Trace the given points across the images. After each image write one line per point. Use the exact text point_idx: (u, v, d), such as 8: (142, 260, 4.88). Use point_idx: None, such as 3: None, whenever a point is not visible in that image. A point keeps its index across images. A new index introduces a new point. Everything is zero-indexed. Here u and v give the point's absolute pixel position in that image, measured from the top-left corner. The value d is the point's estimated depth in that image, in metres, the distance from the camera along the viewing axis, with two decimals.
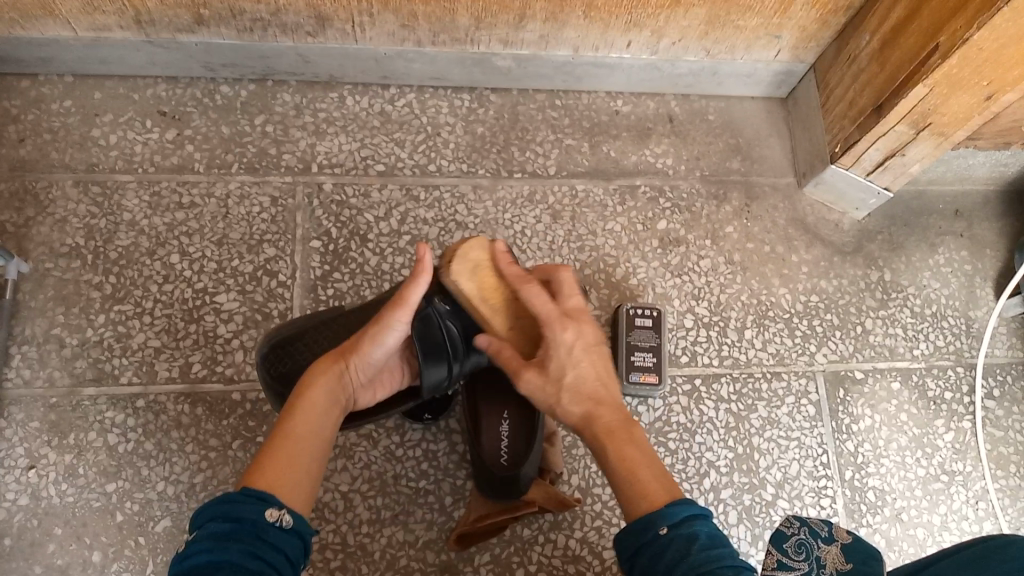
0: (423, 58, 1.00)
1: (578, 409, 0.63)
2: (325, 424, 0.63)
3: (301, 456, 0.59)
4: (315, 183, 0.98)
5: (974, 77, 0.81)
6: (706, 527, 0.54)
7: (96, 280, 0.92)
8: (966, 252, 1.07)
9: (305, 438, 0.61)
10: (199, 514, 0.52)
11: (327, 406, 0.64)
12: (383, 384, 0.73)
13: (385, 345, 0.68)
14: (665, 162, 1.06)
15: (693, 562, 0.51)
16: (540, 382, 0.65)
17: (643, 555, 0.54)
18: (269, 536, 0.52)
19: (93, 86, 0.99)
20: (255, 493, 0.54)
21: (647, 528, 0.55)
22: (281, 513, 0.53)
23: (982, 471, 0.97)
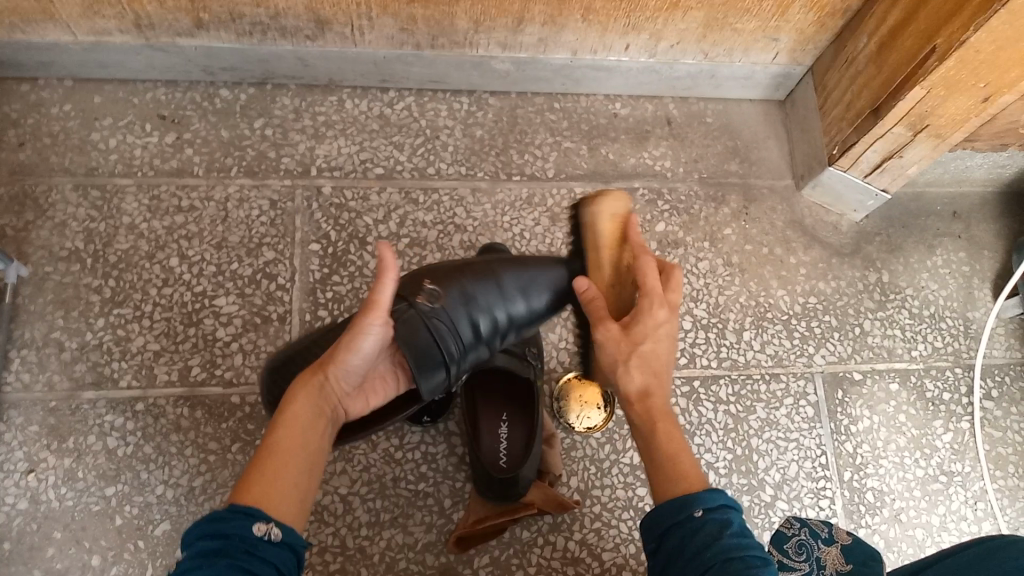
0: (422, 61, 1.00)
1: (640, 379, 0.62)
2: (311, 438, 0.62)
3: (282, 471, 0.58)
4: (314, 187, 0.99)
5: (971, 79, 0.81)
6: (739, 519, 0.54)
7: (96, 284, 0.92)
8: (963, 254, 1.08)
9: (288, 453, 0.60)
10: (188, 531, 0.53)
11: (309, 420, 0.62)
12: (375, 390, 0.70)
13: (362, 351, 0.65)
14: (664, 164, 1.07)
15: (725, 546, 0.51)
16: (614, 339, 0.64)
17: (674, 533, 0.54)
18: (258, 551, 0.52)
19: (93, 90, 1.00)
20: (242, 508, 0.54)
21: (681, 510, 0.54)
22: (269, 528, 0.53)
23: (981, 471, 0.97)
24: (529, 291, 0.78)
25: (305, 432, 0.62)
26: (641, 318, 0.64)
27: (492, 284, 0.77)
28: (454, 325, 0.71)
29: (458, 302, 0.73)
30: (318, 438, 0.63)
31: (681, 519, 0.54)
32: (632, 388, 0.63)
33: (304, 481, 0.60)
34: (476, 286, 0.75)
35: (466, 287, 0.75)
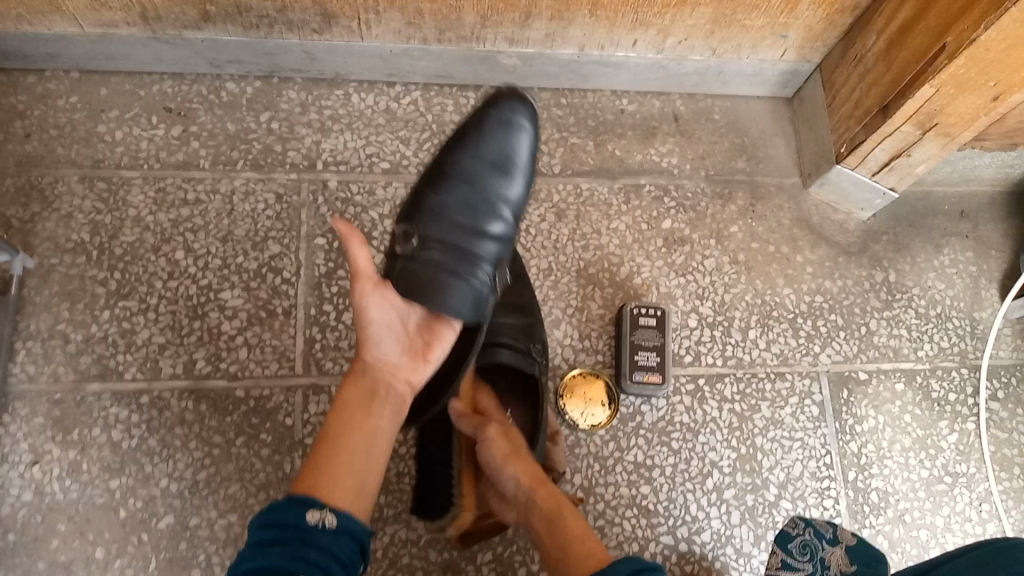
0: (429, 55, 1.00)
1: (529, 471, 0.75)
2: (361, 419, 0.66)
3: (337, 458, 0.64)
4: (320, 181, 0.99)
5: (980, 78, 0.81)
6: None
7: (101, 276, 0.92)
8: (971, 254, 1.07)
9: (342, 438, 0.65)
10: (254, 521, 0.60)
11: (362, 404, 0.67)
12: (427, 347, 0.72)
13: (373, 320, 0.69)
14: (671, 161, 1.06)
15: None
16: (498, 442, 0.77)
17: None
18: (312, 537, 0.58)
19: (99, 82, 1.00)
20: (297, 498, 0.60)
21: None
22: (322, 515, 0.59)
23: (985, 472, 0.97)
24: (484, 170, 0.83)
25: (359, 414, 0.66)
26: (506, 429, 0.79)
27: (451, 187, 0.82)
28: (445, 243, 0.78)
29: (426, 223, 0.80)
30: (372, 414, 0.67)
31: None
32: (528, 479, 0.74)
33: (362, 459, 0.65)
34: (436, 200, 0.81)
35: (427, 206, 0.81)
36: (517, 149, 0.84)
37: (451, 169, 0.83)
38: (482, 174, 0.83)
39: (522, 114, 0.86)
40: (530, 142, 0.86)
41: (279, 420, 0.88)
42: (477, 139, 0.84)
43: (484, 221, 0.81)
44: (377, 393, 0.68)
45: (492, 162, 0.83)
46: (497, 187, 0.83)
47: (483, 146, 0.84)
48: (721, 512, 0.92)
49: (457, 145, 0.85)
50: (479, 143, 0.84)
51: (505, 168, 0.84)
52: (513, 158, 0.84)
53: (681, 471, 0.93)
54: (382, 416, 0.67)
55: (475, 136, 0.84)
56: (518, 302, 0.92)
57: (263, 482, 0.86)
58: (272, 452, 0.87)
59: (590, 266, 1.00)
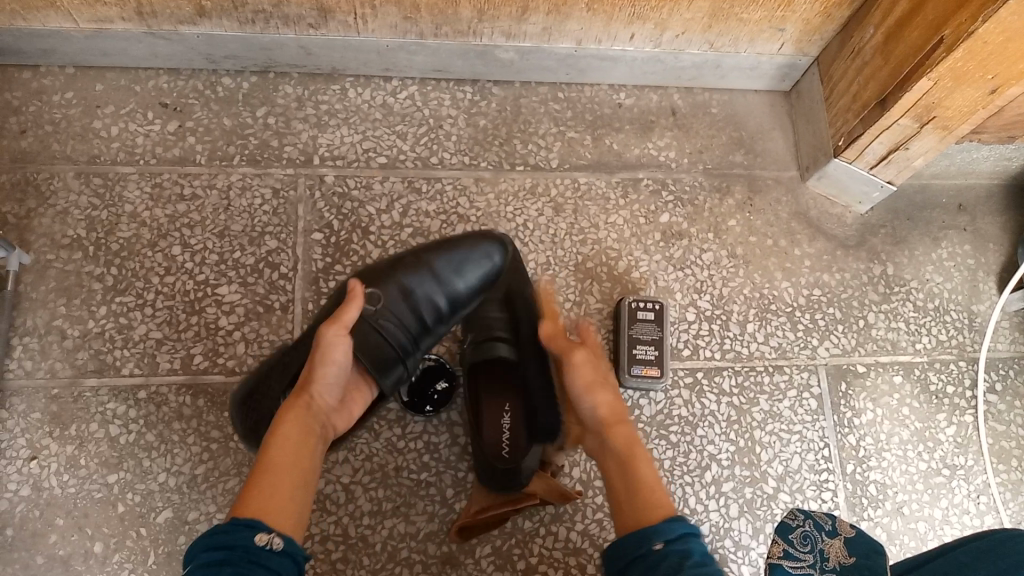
0: (426, 50, 0.99)
1: (609, 403, 0.74)
2: (303, 454, 0.65)
3: (284, 488, 0.62)
4: (317, 176, 0.98)
5: (978, 70, 0.80)
6: (700, 547, 0.59)
7: (98, 272, 0.92)
8: (969, 246, 1.07)
9: (284, 466, 0.63)
10: (193, 547, 0.57)
11: (302, 438, 0.66)
12: (354, 402, 0.75)
13: (336, 366, 0.70)
14: (668, 155, 1.06)
15: (685, 570, 0.56)
16: (586, 369, 0.76)
17: (637, 566, 0.60)
18: (259, 558, 0.56)
19: (94, 78, 0.99)
20: (244, 520, 0.58)
21: (643, 543, 0.60)
22: (270, 537, 0.58)
23: (984, 465, 0.97)
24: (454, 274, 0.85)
25: (301, 448, 0.65)
26: (603, 364, 0.79)
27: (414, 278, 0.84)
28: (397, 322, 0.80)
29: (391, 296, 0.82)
30: (311, 451, 0.66)
31: (642, 554, 0.60)
32: (604, 410, 0.73)
33: (302, 491, 0.63)
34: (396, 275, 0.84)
35: (386, 276, 0.84)
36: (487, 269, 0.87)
37: (418, 256, 0.86)
38: (442, 271, 0.85)
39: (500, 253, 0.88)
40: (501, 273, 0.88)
41: None
42: (451, 246, 0.87)
43: (431, 306, 0.83)
44: (316, 431, 0.68)
45: (455, 268, 0.86)
46: (457, 290, 0.85)
47: (455, 256, 0.86)
48: (719, 505, 0.92)
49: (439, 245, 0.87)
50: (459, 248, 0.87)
51: (464, 274, 0.86)
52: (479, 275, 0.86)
53: (679, 464, 0.93)
54: (317, 456, 0.67)
55: (456, 248, 0.87)
56: None
57: None
58: None
59: (588, 260, 1.00)
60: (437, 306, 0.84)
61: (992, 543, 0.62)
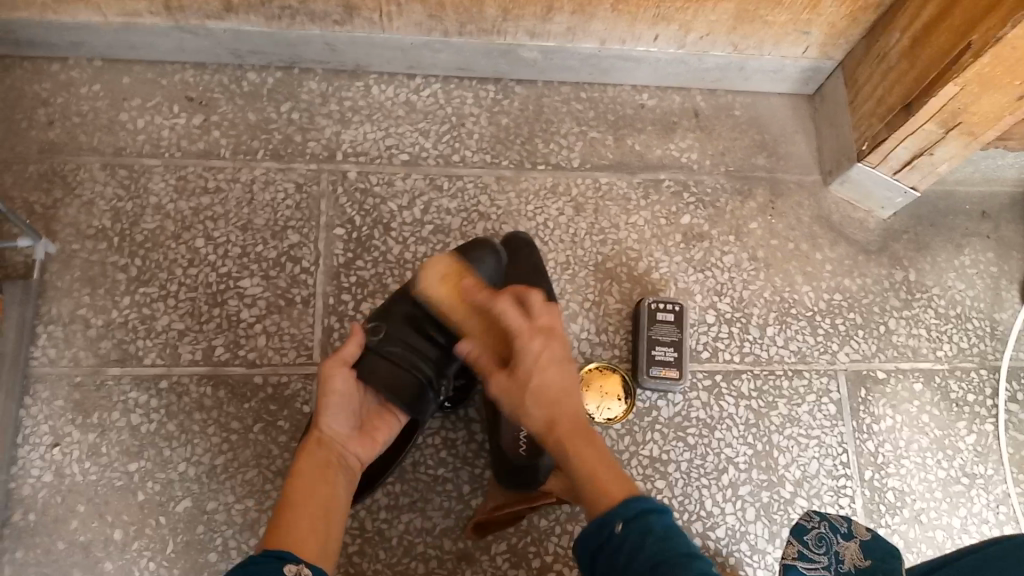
0: (450, 48, 1.00)
1: (542, 415, 0.68)
2: (321, 485, 0.68)
3: (304, 519, 0.64)
4: (339, 171, 0.99)
5: (1007, 76, 0.80)
6: (662, 520, 0.60)
7: (122, 262, 0.93)
8: (992, 254, 1.06)
9: (307, 495, 0.66)
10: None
11: (318, 471, 0.69)
12: (376, 431, 0.77)
13: (338, 399, 0.74)
14: (690, 156, 1.06)
15: (650, 549, 0.58)
16: (508, 390, 0.70)
17: (605, 551, 0.61)
18: None
19: (122, 71, 1.00)
20: (275, 553, 0.58)
21: (605, 528, 0.62)
22: (299, 567, 0.57)
23: (1004, 474, 0.96)
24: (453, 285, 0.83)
25: (323, 479, 0.68)
26: (523, 359, 0.70)
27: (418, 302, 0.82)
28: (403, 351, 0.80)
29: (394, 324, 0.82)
30: (331, 481, 0.69)
31: (606, 537, 0.61)
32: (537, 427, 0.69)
33: (323, 520, 0.65)
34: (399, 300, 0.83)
35: (391, 306, 0.83)
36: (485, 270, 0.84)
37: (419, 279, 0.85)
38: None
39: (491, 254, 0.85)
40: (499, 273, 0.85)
41: (297, 408, 0.89)
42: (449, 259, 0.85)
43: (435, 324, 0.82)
44: (332, 463, 0.71)
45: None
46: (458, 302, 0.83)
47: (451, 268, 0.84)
48: (736, 509, 0.92)
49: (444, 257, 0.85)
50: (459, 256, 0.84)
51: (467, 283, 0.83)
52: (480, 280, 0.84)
53: (696, 467, 0.93)
54: (339, 486, 0.70)
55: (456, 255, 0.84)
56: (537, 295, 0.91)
57: (280, 468, 0.87)
58: (289, 439, 0.88)
59: (608, 260, 1.00)
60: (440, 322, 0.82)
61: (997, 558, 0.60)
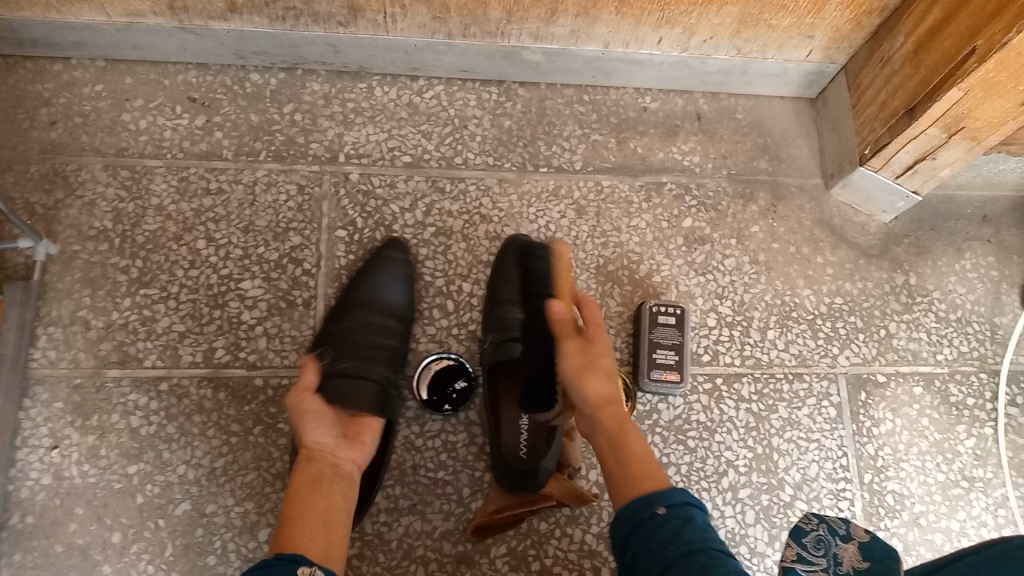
0: (453, 50, 1.00)
1: (606, 391, 0.68)
2: (316, 499, 0.67)
3: (301, 535, 0.64)
4: (341, 173, 0.99)
5: (1010, 81, 0.80)
6: (700, 515, 0.60)
7: (123, 264, 0.93)
8: (993, 258, 1.06)
9: (301, 511, 0.66)
10: None
11: (311, 485, 0.68)
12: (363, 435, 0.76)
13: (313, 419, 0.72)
14: (692, 159, 1.06)
15: (689, 538, 0.57)
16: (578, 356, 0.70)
17: (639, 532, 0.60)
18: None
19: (125, 71, 1.00)
20: (286, 556, 0.61)
21: (645, 509, 0.60)
22: (312, 570, 0.60)
23: (1002, 478, 0.96)
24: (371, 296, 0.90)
25: (316, 493, 0.68)
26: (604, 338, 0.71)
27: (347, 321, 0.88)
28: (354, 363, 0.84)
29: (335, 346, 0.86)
30: (326, 491, 0.68)
31: (643, 519, 0.60)
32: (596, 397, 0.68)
33: (321, 530, 0.65)
34: (330, 325, 0.89)
35: (324, 332, 0.89)
36: (390, 277, 0.92)
37: (338, 301, 0.91)
38: (362, 297, 0.90)
39: (395, 250, 0.94)
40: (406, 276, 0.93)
41: None
42: (359, 275, 0.92)
43: (379, 330, 0.88)
44: (325, 474, 0.70)
45: (370, 288, 0.91)
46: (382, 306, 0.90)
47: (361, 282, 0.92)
48: (736, 512, 0.92)
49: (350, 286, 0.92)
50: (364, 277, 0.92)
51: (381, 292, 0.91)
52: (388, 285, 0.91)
53: (696, 470, 0.93)
54: (335, 495, 0.69)
55: (360, 279, 0.92)
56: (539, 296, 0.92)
57: (280, 471, 0.87)
58: (289, 442, 0.88)
59: (610, 264, 1.00)
60: (382, 326, 0.89)
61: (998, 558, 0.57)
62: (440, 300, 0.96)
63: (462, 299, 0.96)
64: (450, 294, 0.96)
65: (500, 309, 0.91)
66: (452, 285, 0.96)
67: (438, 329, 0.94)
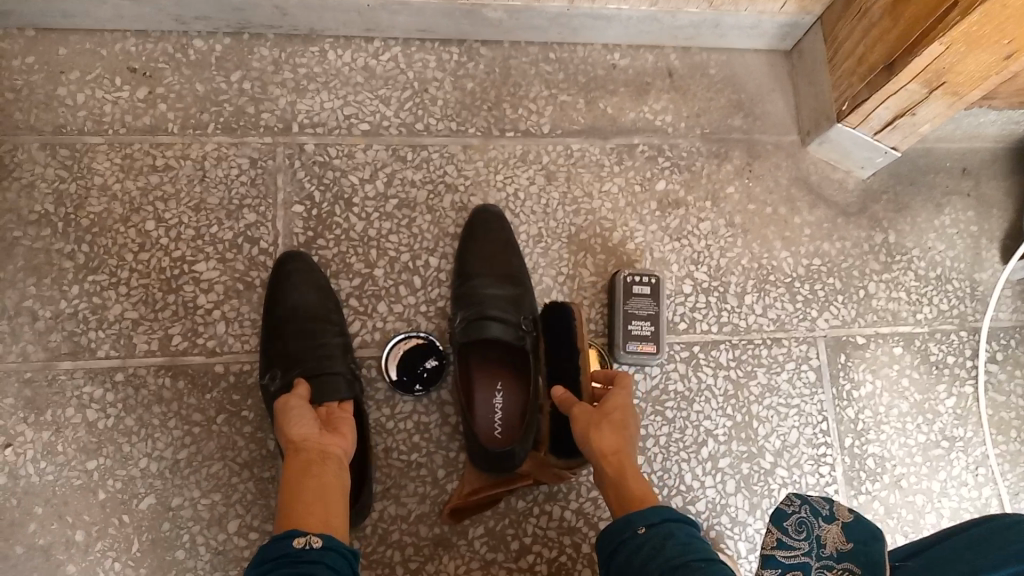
0: (409, 10, 0.94)
1: (609, 439, 0.70)
2: (310, 480, 0.66)
3: (299, 514, 0.63)
4: (296, 144, 0.94)
5: (995, 34, 0.76)
6: (683, 531, 0.61)
7: (68, 249, 0.88)
8: (972, 212, 1.04)
9: (298, 493, 0.64)
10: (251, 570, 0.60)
11: (304, 469, 0.67)
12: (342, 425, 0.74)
13: (295, 421, 0.72)
14: (664, 119, 1.02)
15: (668, 553, 0.59)
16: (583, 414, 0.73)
17: (621, 551, 0.62)
18: (303, 558, 0.59)
19: (57, 41, 0.93)
20: (284, 535, 0.61)
21: (626, 530, 0.62)
22: (308, 538, 0.60)
23: (983, 436, 0.96)
24: (296, 303, 0.85)
25: (308, 475, 0.66)
26: (613, 400, 0.74)
27: (283, 332, 0.84)
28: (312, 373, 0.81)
29: (285, 361, 0.83)
30: (319, 472, 0.67)
31: (626, 538, 0.62)
32: (602, 447, 0.70)
33: (319, 508, 0.64)
34: (270, 343, 0.84)
35: (265, 351, 0.84)
36: (302, 277, 0.87)
37: (266, 317, 0.86)
38: (285, 308, 0.85)
39: (295, 258, 0.88)
40: (314, 269, 0.88)
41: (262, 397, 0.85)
42: (275, 283, 0.87)
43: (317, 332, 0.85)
44: (317, 457, 0.68)
45: (291, 294, 0.86)
46: (308, 311, 0.85)
47: (276, 298, 0.86)
48: (716, 481, 0.90)
49: (269, 297, 0.87)
50: (280, 286, 0.86)
51: (301, 297, 0.86)
52: (305, 286, 0.87)
53: (675, 441, 0.91)
54: (329, 476, 0.67)
55: (274, 287, 0.87)
56: (508, 270, 0.90)
57: (247, 460, 0.84)
58: (254, 429, 0.85)
59: (582, 231, 0.96)
60: (318, 327, 0.85)
61: (990, 531, 0.56)
62: (406, 276, 0.92)
63: (429, 275, 0.92)
64: (416, 269, 0.92)
65: (464, 286, 0.89)
66: (419, 260, 0.92)
67: (406, 307, 0.91)
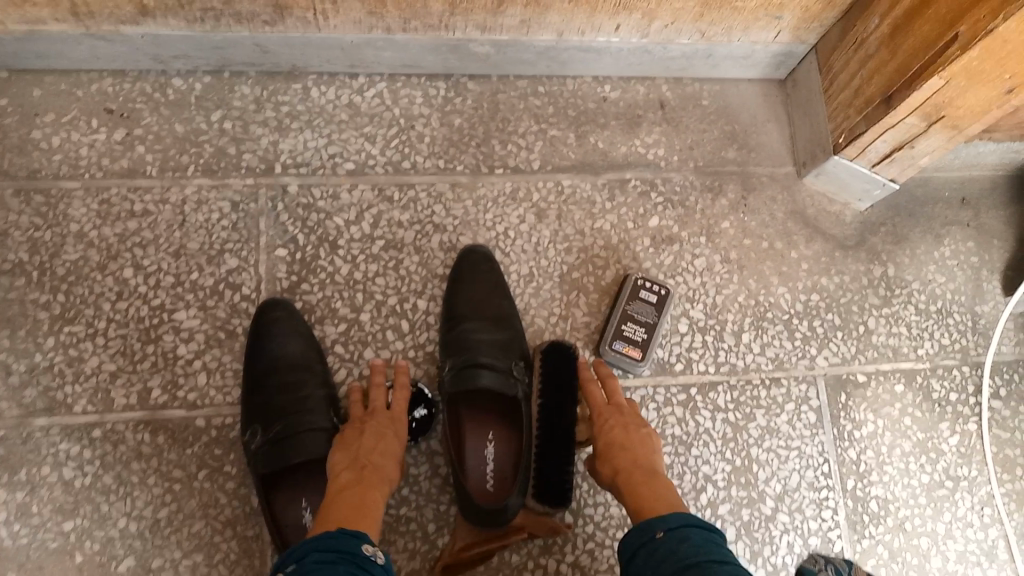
0: (394, 45, 0.91)
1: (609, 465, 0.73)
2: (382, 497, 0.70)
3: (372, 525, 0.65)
4: (279, 186, 0.91)
5: (996, 70, 0.74)
6: (700, 534, 0.61)
7: (43, 299, 0.85)
8: (972, 243, 1.02)
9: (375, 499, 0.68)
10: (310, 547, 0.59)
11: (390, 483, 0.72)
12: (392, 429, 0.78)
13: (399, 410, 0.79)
14: (657, 152, 0.99)
15: (684, 554, 0.59)
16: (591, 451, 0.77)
17: (639, 554, 0.62)
18: (365, 565, 0.59)
19: (31, 82, 0.90)
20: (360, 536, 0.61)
21: (645, 532, 0.63)
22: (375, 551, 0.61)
23: (987, 475, 0.93)
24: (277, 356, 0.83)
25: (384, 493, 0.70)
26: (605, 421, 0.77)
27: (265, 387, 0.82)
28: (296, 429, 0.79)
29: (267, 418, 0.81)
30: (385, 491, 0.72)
31: (644, 541, 0.62)
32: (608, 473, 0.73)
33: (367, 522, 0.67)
34: (251, 399, 0.82)
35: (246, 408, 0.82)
36: (282, 328, 0.84)
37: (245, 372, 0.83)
38: (265, 362, 0.83)
39: (275, 308, 0.85)
40: (295, 318, 0.85)
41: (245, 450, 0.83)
42: (254, 336, 0.84)
43: (300, 386, 0.82)
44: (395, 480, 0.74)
45: (272, 347, 0.83)
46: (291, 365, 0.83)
47: (257, 351, 0.83)
48: None
49: (249, 352, 0.84)
50: (261, 339, 0.84)
51: (282, 350, 0.83)
52: (286, 338, 0.84)
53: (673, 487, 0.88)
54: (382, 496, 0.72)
55: (254, 341, 0.84)
56: (496, 313, 0.88)
57: (230, 517, 0.81)
58: (237, 485, 0.82)
59: (574, 270, 0.94)
60: (301, 381, 0.83)
61: None
62: (393, 320, 0.89)
63: (417, 318, 0.89)
64: (404, 313, 0.89)
65: (453, 331, 0.86)
66: (406, 303, 0.90)
67: (393, 353, 0.88)
